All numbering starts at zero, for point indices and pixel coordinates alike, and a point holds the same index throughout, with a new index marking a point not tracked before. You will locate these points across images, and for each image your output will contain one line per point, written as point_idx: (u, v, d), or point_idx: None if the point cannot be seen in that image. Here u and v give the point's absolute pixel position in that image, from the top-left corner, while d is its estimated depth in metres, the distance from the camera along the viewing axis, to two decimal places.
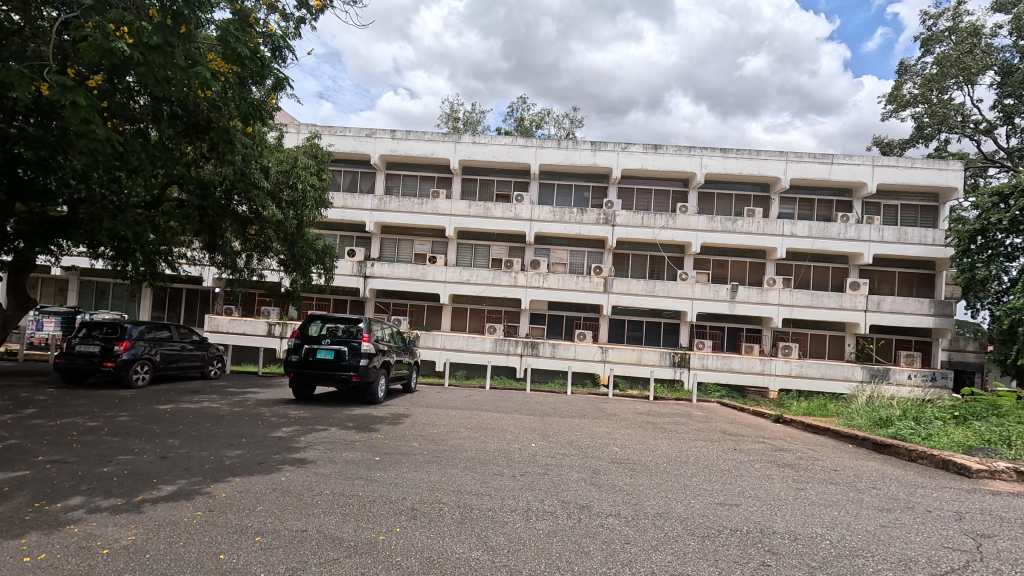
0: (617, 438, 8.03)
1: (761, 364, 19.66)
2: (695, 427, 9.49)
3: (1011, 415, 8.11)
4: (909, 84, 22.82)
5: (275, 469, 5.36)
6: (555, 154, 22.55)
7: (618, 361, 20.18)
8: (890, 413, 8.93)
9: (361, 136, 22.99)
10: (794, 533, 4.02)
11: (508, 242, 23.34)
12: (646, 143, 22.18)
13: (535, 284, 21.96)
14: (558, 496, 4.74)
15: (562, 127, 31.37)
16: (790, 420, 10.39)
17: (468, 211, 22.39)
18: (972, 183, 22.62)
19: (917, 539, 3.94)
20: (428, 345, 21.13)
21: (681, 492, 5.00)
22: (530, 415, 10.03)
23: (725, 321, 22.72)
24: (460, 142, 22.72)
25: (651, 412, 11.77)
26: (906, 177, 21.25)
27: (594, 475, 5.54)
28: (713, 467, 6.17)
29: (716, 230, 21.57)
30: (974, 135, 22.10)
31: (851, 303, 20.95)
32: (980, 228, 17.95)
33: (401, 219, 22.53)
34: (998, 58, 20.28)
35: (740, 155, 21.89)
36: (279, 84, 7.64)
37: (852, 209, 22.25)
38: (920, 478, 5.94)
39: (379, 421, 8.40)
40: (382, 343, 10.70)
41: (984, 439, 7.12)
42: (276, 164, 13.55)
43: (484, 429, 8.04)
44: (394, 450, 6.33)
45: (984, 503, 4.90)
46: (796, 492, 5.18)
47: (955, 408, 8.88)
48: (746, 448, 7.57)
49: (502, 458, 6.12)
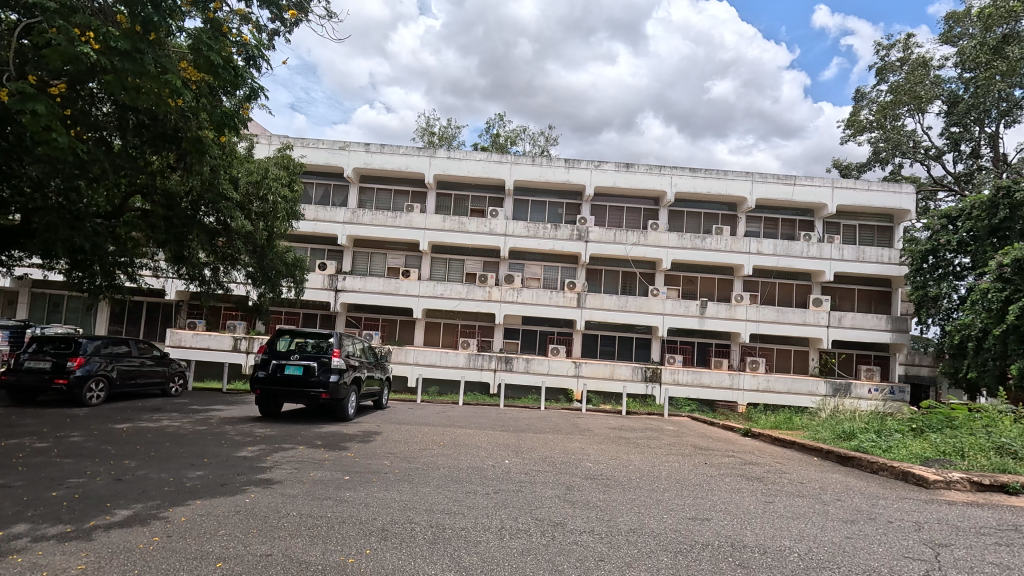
0: (592, 454, 8.02)
1: (731, 378, 20.12)
2: (667, 442, 9.62)
3: (965, 427, 8.45)
4: (866, 110, 24.11)
5: (239, 490, 5.17)
6: (529, 170, 22.75)
7: (591, 376, 20.25)
8: (853, 426, 9.22)
9: (334, 148, 22.80)
10: (763, 546, 4.08)
11: (482, 256, 23.42)
12: (618, 161, 22.65)
13: (509, 298, 21.97)
14: (532, 514, 4.70)
15: (537, 144, 32.01)
16: (758, 434, 10.63)
17: (442, 225, 22.33)
18: (924, 206, 23.86)
19: (879, 550, 4.05)
20: (400, 359, 20.83)
21: (653, 507, 5.04)
22: (503, 431, 9.97)
23: (695, 335, 23.18)
24: (435, 156, 22.79)
25: (623, 427, 11.85)
26: (863, 199, 22.29)
27: (567, 492, 5.52)
28: (684, 481, 6.26)
29: (686, 246, 22.10)
30: (925, 160, 23.40)
31: (814, 318, 21.69)
32: (932, 248, 18.89)
33: (374, 232, 22.34)
34: (945, 89, 21.66)
35: (708, 175, 22.55)
36: (253, 93, 7.53)
37: (814, 228, 23.14)
38: (881, 489, 6.13)
39: (349, 438, 8.20)
40: (354, 358, 10.50)
41: (939, 451, 7.42)
42: (246, 174, 13.23)
43: (457, 446, 7.96)
44: (365, 468, 6.18)
45: (941, 513, 5.08)
46: (765, 505, 5.26)
47: (913, 421, 9.24)
48: (716, 462, 7.72)
49: (475, 476, 6.06)
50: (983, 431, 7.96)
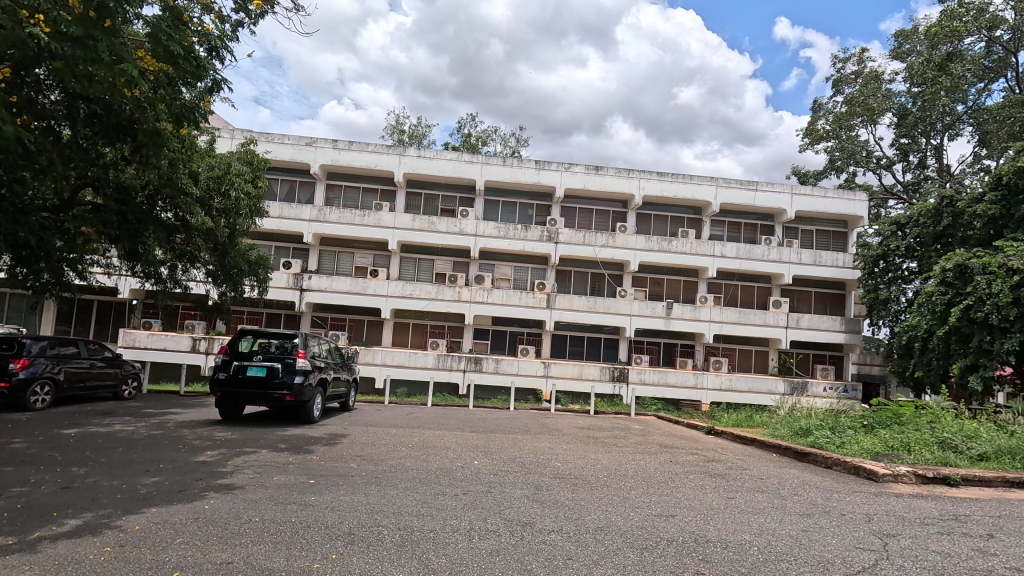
0: (561, 453, 8.09)
1: (695, 378, 20.66)
2: (634, 441, 9.80)
3: (912, 422, 8.92)
4: (823, 120, 25.15)
5: (198, 496, 4.98)
6: (500, 171, 22.77)
7: (560, 376, 20.43)
8: (809, 423, 9.60)
9: (300, 144, 22.27)
10: (725, 540, 4.21)
11: (452, 256, 23.30)
12: (588, 163, 22.91)
13: (479, 299, 21.93)
14: (501, 514, 4.71)
15: (508, 145, 32.08)
16: (721, 432, 10.94)
17: (412, 224, 22.10)
18: (875, 213, 25.05)
19: (833, 541, 4.23)
20: (367, 360, 20.52)
21: (620, 505, 5.12)
22: (472, 432, 9.95)
23: (662, 336, 23.68)
24: (405, 154, 22.53)
25: (591, 426, 12.00)
26: (820, 205, 23.24)
27: (536, 492, 5.56)
28: (650, 479, 6.39)
29: (653, 249, 22.55)
30: (877, 169, 24.57)
31: (773, 320, 22.48)
32: (882, 253, 19.85)
33: (341, 230, 21.94)
34: (895, 102, 22.81)
35: (675, 179, 23.08)
36: (216, 86, 7.27)
37: (774, 232, 23.97)
38: (834, 483, 6.41)
39: (315, 441, 8.02)
40: (320, 359, 10.29)
41: (888, 446, 7.81)
42: (207, 169, 12.77)
43: (426, 448, 7.90)
44: (330, 471, 6.06)
45: (889, 505, 5.35)
46: (726, 501, 5.43)
47: (864, 418, 9.69)
48: (681, 460, 7.90)
49: (444, 477, 6.03)
50: (927, 427, 8.42)
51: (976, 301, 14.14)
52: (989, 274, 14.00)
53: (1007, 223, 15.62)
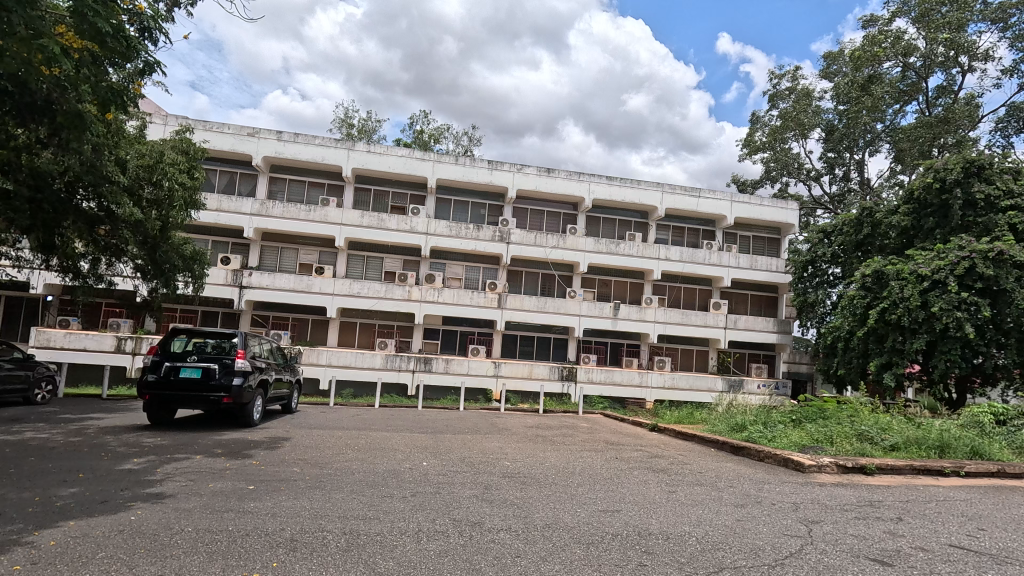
0: (510, 452, 8.15)
1: (640, 376, 21.35)
2: (581, 439, 10.01)
3: (834, 416, 9.62)
4: (760, 132, 26.61)
5: (123, 507, 4.66)
6: (452, 169, 22.59)
7: (510, 376, 20.56)
8: (744, 419, 10.15)
9: (241, 134, 21.24)
10: (666, 532, 4.39)
11: (402, 255, 22.92)
12: (540, 165, 23.17)
13: (429, 298, 21.68)
14: (450, 514, 4.70)
15: (460, 144, 31.93)
16: (664, 428, 11.37)
17: (360, 221, 21.55)
18: (806, 221, 26.78)
19: (764, 529, 4.51)
20: (312, 360, 19.83)
21: (568, 502, 5.23)
22: (421, 433, 9.84)
23: (609, 336, 24.31)
24: (354, 149, 21.93)
25: (540, 425, 12.16)
26: (756, 213, 24.59)
27: (485, 491, 5.58)
28: (596, 475, 6.55)
29: (602, 251, 23.10)
30: (807, 180, 26.27)
31: (713, 320, 23.58)
32: (811, 259, 21.27)
33: (285, 226, 21.08)
34: (824, 118, 24.48)
35: (623, 183, 23.74)
36: (148, 68, 6.81)
37: (715, 237, 25.15)
38: (765, 475, 6.83)
39: (254, 446, 7.68)
40: (261, 360, 9.85)
41: (814, 439, 8.39)
42: (136, 157, 11.92)
43: (373, 450, 7.74)
44: (272, 477, 5.82)
45: (813, 493, 5.76)
46: (668, 494, 5.66)
47: (793, 413, 10.34)
48: (626, 456, 8.15)
49: (392, 479, 5.93)
50: (848, 421, 9.11)
51: (890, 303, 15.32)
52: (902, 279, 15.34)
53: (917, 233, 17.13)
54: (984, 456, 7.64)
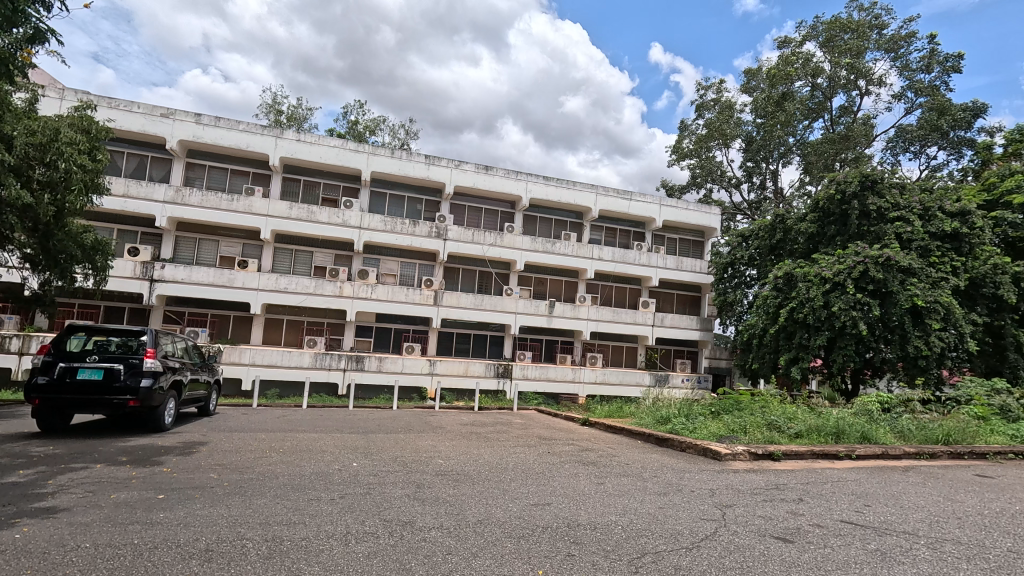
0: (444, 450, 8.10)
1: (573, 372, 21.92)
2: (515, 434, 10.13)
3: (748, 408, 10.37)
4: (687, 140, 28.09)
5: (6, 525, 4.17)
6: (388, 163, 22.02)
7: (445, 373, 20.41)
8: (669, 412, 10.70)
9: (154, 114, 19.57)
10: (594, 522, 4.55)
11: (334, 249, 22.08)
12: (478, 162, 23.12)
13: (362, 294, 21.03)
14: (380, 515, 4.60)
15: (397, 137, 31.20)
16: (594, 422, 11.75)
17: (288, 213, 20.51)
18: (727, 226, 28.60)
19: (683, 515, 4.78)
20: (233, 360, 18.65)
21: (500, 497, 5.28)
22: (352, 433, 9.54)
23: (544, 333, 24.75)
24: (282, 136, 20.82)
25: (475, 422, 12.17)
26: (683, 216, 25.95)
27: (417, 490, 5.51)
28: (529, 470, 6.66)
29: (538, 250, 23.46)
30: (729, 187, 28.06)
31: (642, 318, 24.64)
32: (731, 261, 22.79)
33: (203, 215, 19.65)
34: (744, 129, 26.23)
35: (559, 184, 24.21)
36: (39, 35, 6.14)
37: (645, 239, 26.27)
38: (686, 464, 7.25)
39: (165, 452, 7.12)
40: (174, 359, 9.13)
41: (730, 429, 8.99)
42: (25, 132, 10.57)
43: (299, 452, 7.41)
44: (185, 484, 5.43)
45: (729, 480, 6.18)
46: (597, 486, 5.86)
47: (713, 405, 11.03)
48: (558, 450, 8.35)
49: (319, 481, 5.72)
50: (760, 411, 9.85)
51: (798, 303, 16.88)
52: (808, 281, 16.85)
53: (821, 239, 18.82)
54: (872, 441, 8.51)
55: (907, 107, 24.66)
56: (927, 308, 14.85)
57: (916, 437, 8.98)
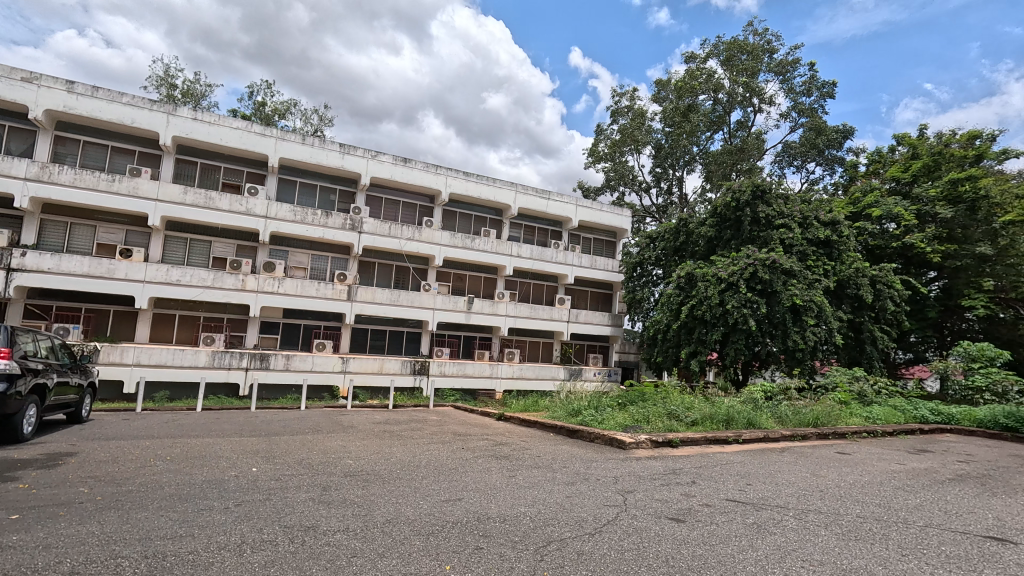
0: (354, 451, 7.83)
1: (490, 368, 22.11)
2: (429, 432, 10.03)
3: (651, 399, 11.07)
4: (603, 144, 29.27)
5: None
6: (298, 149, 20.78)
7: (358, 371, 19.72)
8: (580, 404, 11.14)
9: (12, 78, 16.97)
10: (503, 515, 4.63)
11: (236, 239, 20.48)
12: (396, 154, 22.51)
13: (267, 288, 19.71)
14: (280, 522, 4.36)
15: (309, 122, 29.53)
16: (509, 417, 11.93)
17: (182, 198, 18.69)
18: (637, 227, 30.23)
19: (588, 502, 5.02)
20: (113, 360, 16.71)
21: (410, 496, 5.21)
22: (253, 437, 8.94)
23: (462, 329, 24.70)
24: (175, 114, 18.91)
25: (389, 421, 11.88)
26: (597, 217, 27.05)
27: (323, 493, 5.29)
28: (442, 467, 6.63)
29: (457, 245, 23.34)
30: (639, 191, 29.65)
31: (558, 315, 25.39)
32: (640, 261, 24.14)
33: (76, 197, 17.35)
34: (654, 137, 27.80)
35: (479, 180, 24.23)
36: None
37: (561, 237, 27.05)
38: (593, 454, 7.60)
39: (22, 466, 6.22)
40: (35, 360, 7.99)
41: (634, 419, 9.54)
42: None
43: (190, 459, 6.82)
44: (48, 502, 4.80)
45: (631, 467, 6.57)
46: (508, 479, 5.98)
47: (620, 397, 11.63)
48: (472, 446, 8.40)
49: (213, 489, 5.30)
50: (662, 402, 10.55)
51: (697, 301, 18.27)
52: (706, 281, 18.30)
53: (718, 242, 20.46)
54: (756, 426, 9.44)
55: (792, 125, 27.49)
56: (804, 306, 16.67)
57: (791, 421, 10.08)
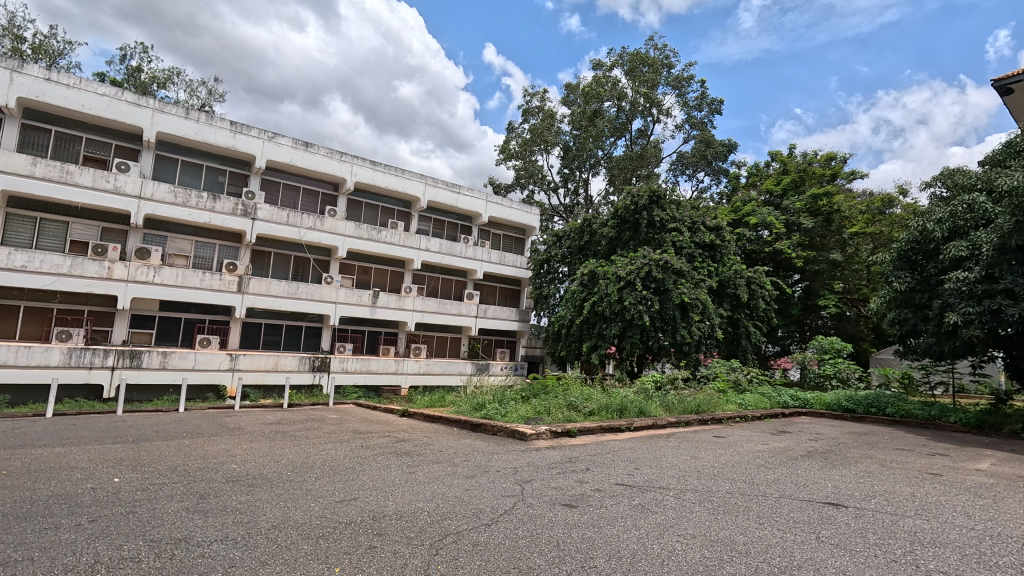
0: (240, 454, 7.25)
1: (395, 364, 21.59)
2: (327, 431, 9.58)
3: (553, 391, 11.47)
4: (514, 142, 29.70)
5: None
6: (180, 124, 18.72)
7: (249, 369, 18.29)
8: (485, 399, 11.24)
9: None
10: (400, 512, 4.55)
11: (101, 220, 18.03)
12: (296, 137, 21.09)
13: (141, 277, 17.59)
14: (145, 536, 3.92)
15: (195, 95, 26.71)
16: (413, 413, 11.74)
17: (30, 170, 16.06)
18: (545, 225, 31.09)
19: (487, 494, 5.09)
20: None
21: (301, 498, 4.94)
22: (117, 444, 7.94)
23: (366, 324, 23.85)
24: (21, 71, 16.16)
25: (282, 421, 11.15)
26: (506, 214, 27.40)
27: (200, 501, 4.84)
28: (338, 467, 6.36)
29: (362, 237, 22.44)
30: (548, 190, 30.51)
31: (466, 310, 25.41)
32: (547, 258, 24.87)
33: None
34: (562, 138, 28.72)
35: (387, 170, 23.46)
36: None
37: (471, 233, 27.06)
38: (495, 447, 7.71)
39: None
40: None
41: (536, 411, 9.82)
42: None
43: (34, 473, 5.90)
44: None
45: (531, 458, 6.76)
46: (407, 475, 5.88)
47: (524, 390, 11.91)
48: (372, 444, 8.15)
49: (61, 505, 4.63)
50: (563, 394, 10.97)
51: (598, 298, 19.23)
52: (606, 279, 19.32)
53: (618, 242, 21.66)
54: (646, 414, 10.14)
55: (686, 137, 29.80)
56: (690, 303, 18.18)
57: (677, 409, 10.96)
